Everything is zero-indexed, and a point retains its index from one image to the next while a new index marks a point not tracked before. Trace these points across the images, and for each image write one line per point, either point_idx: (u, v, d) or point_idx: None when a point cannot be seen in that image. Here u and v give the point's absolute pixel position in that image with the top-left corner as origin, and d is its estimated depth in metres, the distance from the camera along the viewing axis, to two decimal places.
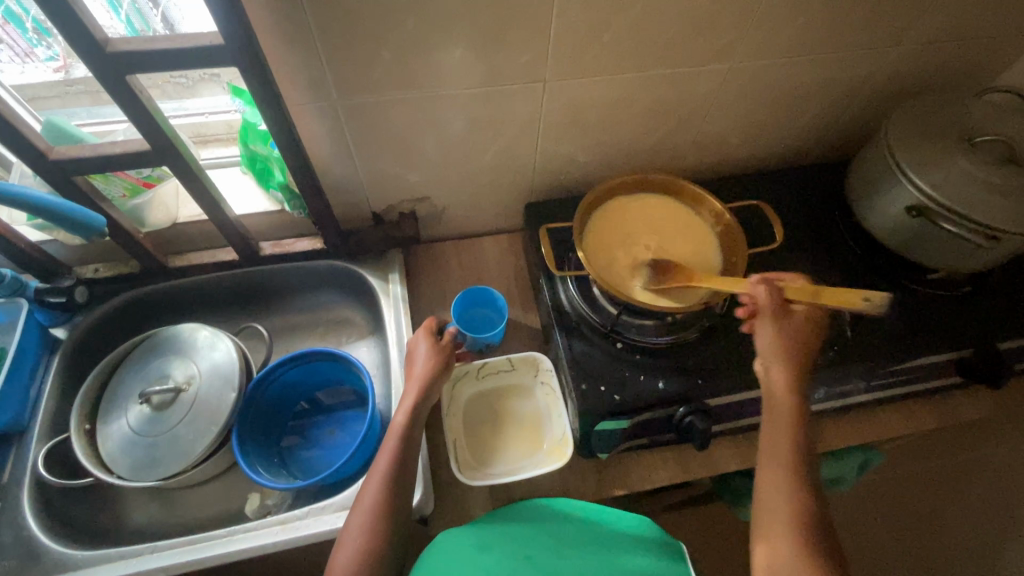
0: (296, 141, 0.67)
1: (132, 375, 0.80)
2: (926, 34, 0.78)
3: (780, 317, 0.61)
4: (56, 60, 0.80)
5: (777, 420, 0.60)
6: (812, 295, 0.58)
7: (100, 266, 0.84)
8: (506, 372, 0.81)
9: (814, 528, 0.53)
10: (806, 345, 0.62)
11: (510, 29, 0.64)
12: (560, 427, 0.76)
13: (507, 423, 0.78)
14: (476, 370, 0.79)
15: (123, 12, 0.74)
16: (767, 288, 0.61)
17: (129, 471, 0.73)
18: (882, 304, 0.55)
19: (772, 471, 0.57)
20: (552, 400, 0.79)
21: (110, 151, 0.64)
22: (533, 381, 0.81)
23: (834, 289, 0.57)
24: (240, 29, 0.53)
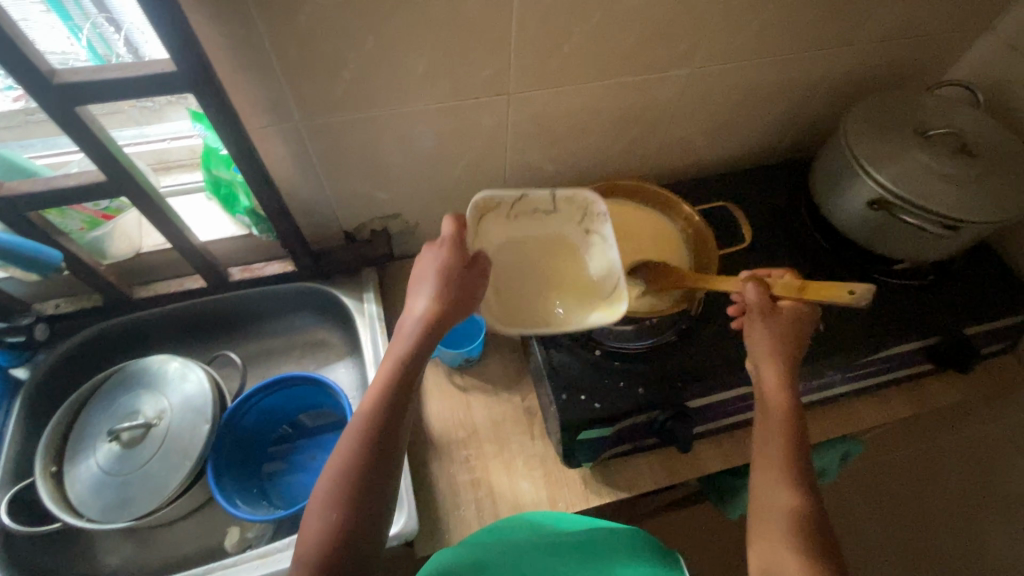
0: (258, 165, 0.66)
1: (100, 412, 0.77)
2: (876, 32, 0.80)
3: (768, 315, 0.63)
4: (15, 88, 0.75)
5: (769, 417, 0.61)
6: (798, 291, 0.60)
7: (61, 301, 0.81)
8: (546, 212, 0.72)
9: (811, 524, 0.53)
10: (795, 342, 0.64)
11: (470, 43, 0.64)
12: (610, 283, 0.69)
13: (546, 275, 0.72)
14: (509, 206, 0.69)
15: (84, 37, 0.69)
16: (755, 287, 0.62)
17: (100, 513, 0.71)
18: (866, 297, 0.55)
19: (765, 468, 0.58)
20: (602, 254, 0.71)
21: (64, 184, 0.62)
22: (577, 226, 0.73)
23: (818, 285, 0.58)
24: (193, 54, 0.52)
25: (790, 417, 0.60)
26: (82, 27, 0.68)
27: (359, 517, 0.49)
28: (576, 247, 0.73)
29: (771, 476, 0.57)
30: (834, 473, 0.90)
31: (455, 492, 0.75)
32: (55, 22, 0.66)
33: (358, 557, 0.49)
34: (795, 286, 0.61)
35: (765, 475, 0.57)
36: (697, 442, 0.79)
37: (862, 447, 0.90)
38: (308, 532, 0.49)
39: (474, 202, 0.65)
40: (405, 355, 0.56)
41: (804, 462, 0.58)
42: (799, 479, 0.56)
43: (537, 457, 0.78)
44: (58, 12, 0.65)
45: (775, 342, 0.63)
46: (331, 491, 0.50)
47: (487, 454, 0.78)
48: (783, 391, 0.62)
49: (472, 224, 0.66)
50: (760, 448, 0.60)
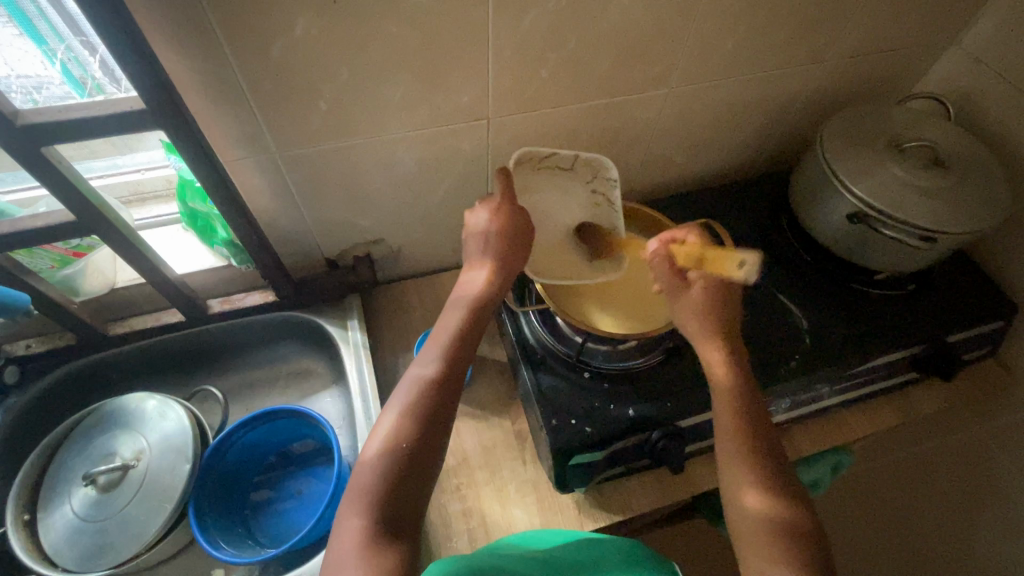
0: (234, 198, 0.64)
1: (75, 456, 0.74)
2: (846, 49, 0.81)
3: (677, 287, 0.69)
4: None
5: (720, 398, 0.62)
6: (698, 260, 0.67)
7: (33, 341, 0.78)
8: (562, 170, 0.71)
9: (786, 523, 0.52)
10: (717, 312, 0.67)
11: (446, 71, 0.64)
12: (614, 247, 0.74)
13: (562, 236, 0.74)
14: (535, 158, 0.69)
15: (59, 61, 0.66)
16: (660, 258, 0.69)
17: (76, 563, 0.68)
18: (754, 264, 0.62)
19: (727, 458, 0.58)
20: (605, 217, 0.75)
21: (32, 225, 0.60)
22: (586, 186, 0.73)
23: (713, 254, 0.66)
24: (161, 91, 0.51)
25: (739, 395, 0.61)
26: (57, 51, 0.65)
27: (414, 462, 0.49)
28: (581, 205, 0.75)
29: (736, 468, 0.57)
30: (826, 484, 0.90)
31: (446, 523, 0.73)
32: (29, 47, 0.64)
33: (411, 502, 0.48)
34: (695, 254, 0.67)
35: (732, 469, 0.57)
36: (689, 461, 0.78)
37: (852, 457, 0.90)
38: (364, 471, 0.49)
39: (522, 151, 0.66)
40: (461, 327, 0.59)
41: (767, 448, 0.57)
42: (769, 472, 0.56)
43: (529, 482, 0.77)
44: (31, 35, 0.63)
45: (698, 316, 0.67)
46: (392, 432, 0.50)
47: (479, 482, 0.77)
48: (728, 371, 0.63)
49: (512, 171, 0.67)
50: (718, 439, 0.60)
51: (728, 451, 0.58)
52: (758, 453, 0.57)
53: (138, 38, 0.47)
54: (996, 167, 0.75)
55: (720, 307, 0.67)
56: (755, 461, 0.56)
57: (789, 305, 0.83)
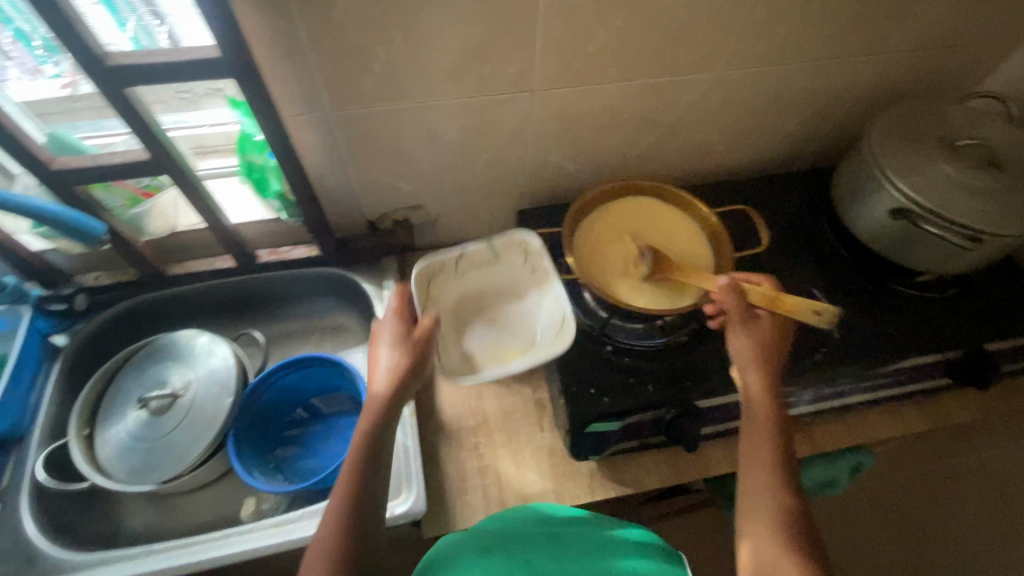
0: (291, 150, 0.69)
1: (131, 380, 0.81)
2: (905, 42, 0.79)
3: (747, 322, 0.65)
4: (63, 77, 0.74)
5: (755, 411, 0.63)
6: (773, 301, 0.65)
7: (100, 274, 0.86)
8: (492, 259, 0.82)
9: (798, 521, 0.55)
10: (776, 348, 0.66)
11: (497, 41, 0.66)
12: (561, 308, 0.76)
13: (511, 335, 0.78)
14: (453, 262, 0.80)
15: None
16: (734, 295, 0.65)
17: (126, 476, 0.75)
18: (830, 317, 0.64)
19: (751, 457, 0.61)
20: (543, 283, 0.80)
21: (111, 161, 0.65)
22: (519, 264, 0.82)
23: (792, 297, 0.64)
24: (235, 42, 0.55)
25: (773, 412, 0.63)
26: None
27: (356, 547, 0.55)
28: (523, 283, 0.81)
29: (758, 467, 0.60)
30: (845, 484, 0.89)
31: (462, 477, 0.77)
32: None
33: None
34: (771, 294, 0.65)
35: (751, 464, 0.60)
36: (705, 444, 0.79)
37: (873, 460, 0.88)
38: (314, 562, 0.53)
39: (416, 272, 0.77)
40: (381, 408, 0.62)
41: (790, 459, 0.60)
42: (785, 473, 0.59)
43: (545, 449, 0.79)
44: None
45: (750, 349, 0.65)
46: (334, 523, 0.55)
47: (496, 443, 0.80)
48: (767, 393, 0.64)
49: (422, 292, 0.77)
50: (744, 445, 0.62)
51: (758, 452, 0.61)
52: (779, 460, 0.60)
53: None
54: None
55: (775, 343, 0.66)
56: (777, 466, 0.59)
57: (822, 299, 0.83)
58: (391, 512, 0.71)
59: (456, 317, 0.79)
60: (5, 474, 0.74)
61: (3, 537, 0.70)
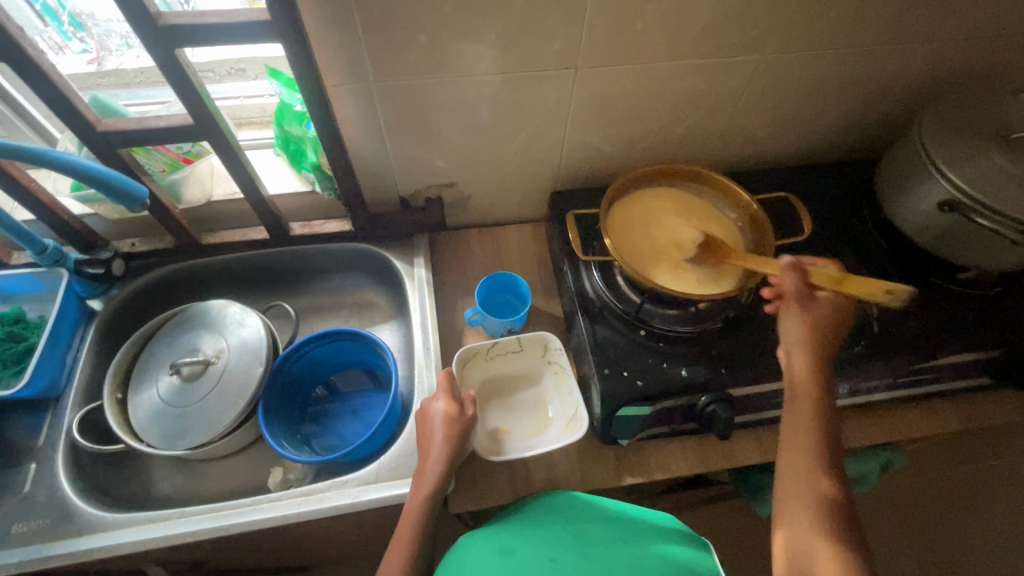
0: (332, 121, 0.68)
1: (164, 347, 0.82)
2: (963, 29, 0.77)
3: (805, 303, 0.64)
4: (90, 52, 0.83)
5: (801, 393, 0.62)
6: (838, 282, 0.63)
7: (137, 241, 0.86)
8: (514, 351, 0.82)
9: (840, 511, 0.55)
10: (831, 331, 0.64)
11: (546, 14, 0.65)
12: (572, 405, 0.77)
13: (532, 420, 0.79)
14: (485, 351, 0.80)
15: None
16: (795, 275, 0.63)
17: (158, 440, 0.75)
18: (902, 296, 0.62)
19: (794, 443, 0.60)
20: (564, 382, 0.80)
21: (155, 126, 0.65)
22: (541, 361, 0.82)
23: (861, 280, 0.62)
24: (287, 5, 0.54)
25: (820, 396, 0.61)
26: None
27: None
28: (541, 376, 0.82)
29: (800, 455, 0.59)
30: (873, 482, 0.88)
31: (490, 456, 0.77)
32: None
33: None
34: (836, 275, 0.63)
35: (793, 450, 0.60)
36: (735, 433, 0.78)
37: (903, 458, 0.87)
38: None
39: (457, 357, 0.78)
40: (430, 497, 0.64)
41: (834, 446, 0.59)
42: (827, 461, 0.58)
43: None
44: None
45: (806, 330, 0.63)
46: None
47: None
48: (813, 378, 0.62)
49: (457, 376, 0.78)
50: (786, 428, 0.62)
51: (798, 441, 0.60)
52: (823, 448, 0.59)
53: None
54: None
55: (832, 327, 0.64)
56: (819, 451, 0.59)
57: None
58: None
59: (482, 405, 0.79)
60: (42, 432, 0.75)
61: (40, 494, 0.71)
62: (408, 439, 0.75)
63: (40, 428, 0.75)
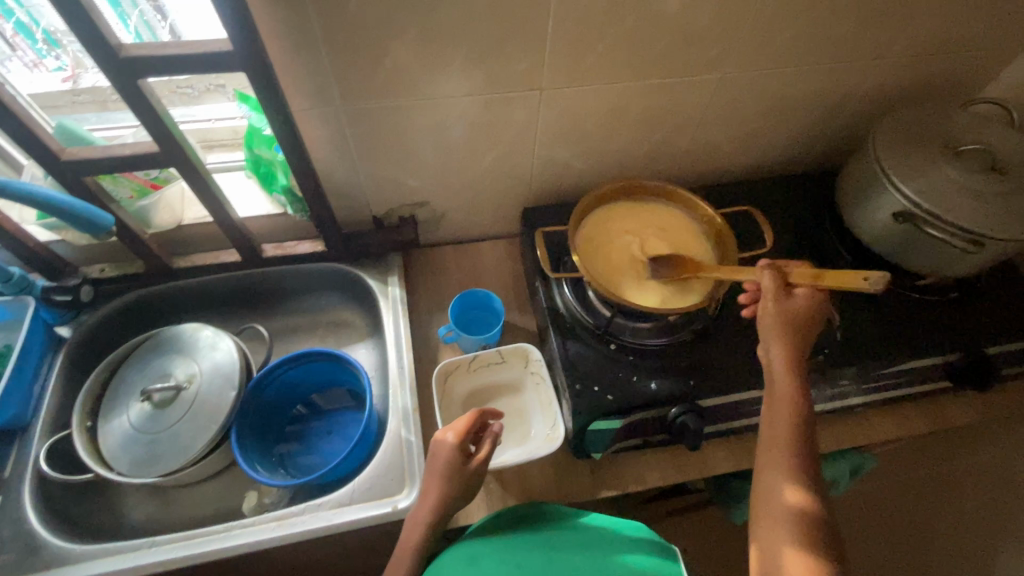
0: (299, 145, 0.69)
1: (135, 372, 0.81)
2: (911, 46, 0.80)
3: (783, 300, 0.64)
4: (64, 70, 0.82)
5: (776, 402, 0.61)
6: (815, 277, 0.62)
7: (106, 266, 0.85)
8: (497, 362, 0.82)
9: (815, 518, 0.54)
10: (806, 327, 0.63)
11: (507, 39, 0.67)
12: (551, 415, 0.78)
13: (513, 430, 0.79)
14: (466, 364, 0.81)
15: (131, 24, 0.75)
16: (770, 272, 0.64)
17: (128, 468, 0.75)
18: (881, 284, 0.57)
19: (770, 462, 0.59)
20: (544, 394, 0.80)
21: (120, 153, 0.66)
22: (524, 371, 0.83)
23: (836, 272, 0.60)
24: (248, 34, 0.55)
25: (796, 404, 0.61)
26: (130, 14, 0.74)
27: None
28: (524, 387, 0.83)
29: (774, 467, 0.58)
30: (844, 486, 0.90)
31: None
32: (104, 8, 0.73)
33: None
34: (811, 272, 0.63)
35: (771, 470, 0.58)
36: (707, 443, 0.80)
37: (873, 462, 0.89)
38: None
39: (438, 369, 0.78)
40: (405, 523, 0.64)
41: (812, 463, 0.58)
42: (803, 467, 0.58)
43: None
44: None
45: (782, 329, 0.63)
46: None
47: None
48: (793, 379, 0.62)
49: (438, 387, 0.79)
50: (763, 448, 0.61)
51: (774, 445, 0.59)
52: (798, 458, 0.58)
53: None
54: None
55: (810, 321, 0.63)
56: (794, 456, 0.58)
57: (823, 300, 0.83)
58: (393, 507, 0.70)
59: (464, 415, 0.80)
60: (7, 464, 0.73)
61: (5, 528, 0.69)
62: (383, 460, 0.75)
63: (5, 460, 0.74)
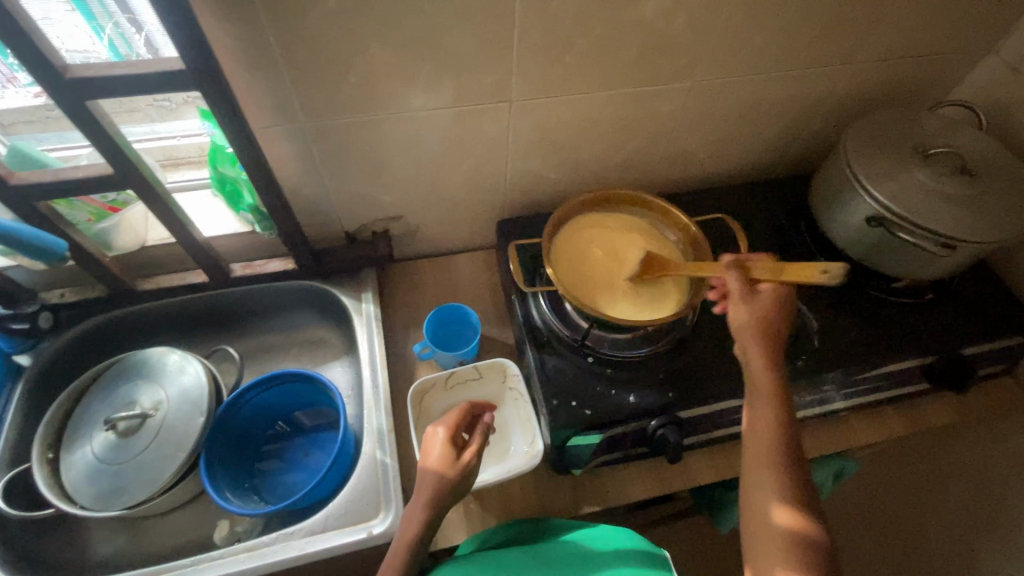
0: (263, 163, 0.67)
1: (99, 400, 0.78)
2: (879, 51, 0.80)
3: (749, 299, 0.62)
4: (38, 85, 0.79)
5: (758, 409, 0.60)
6: (777, 272, 0.61)
7: (66, 291, 0.83)
8: (474, 379, 0.81)
9: (806, 530, 0.53)
10: (775, 323, 0.62)
11: (473, 51, 0.65)
12: (530, 431, 0.76)
13: (493, 448, 0.77)
14: (442, 381, 0.79)
15: (106, 36, 0.72)
16: (734, 272, 0.63)
17: (92, 501, 0.72)
18: (839, 274, 0.55)
19: (758, 479, 0.57)
20: (522, 410, 0.79)
21: (73, 176, 0.63)
22: (502, 387, 0.81)
23: (794, 265, 0.59)
24: (200, 52, 0.53)
25: (778, 409, 0.59)
26: (105, 27, 0.71)
27: None
28: (503, 403, 0.81)
29: (761, 477, 0.57)
30: (829, 490, 0.90)
31: None
32: (79, 21, 0.70)
33: None
34: (775, 266, 0.61)
35: (757, 484, 0.57)
36: (689, 454, 0.79)
37: (856, 466, 0.89)
38: None
39: (413, 389, 0.76)
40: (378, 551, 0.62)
41: (800, 476, 0.56)
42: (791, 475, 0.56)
43: None
44: (82, 11, 0.69)
45: (752, 328, 0.61)
46: None
47: None
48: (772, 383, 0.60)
49: (415, 409, 0.77)
50: (749, 465, 0.59)
51: (759, 454, 0.58)
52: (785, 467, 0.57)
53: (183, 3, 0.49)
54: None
55: (777, 318, 0.62)
56: (780, 465, 0.57)
57: (801, 306, 0.83)
58: (368, 533, 0.68)
59: None
60: None
61: None
62: (357, 483, 0.73)
63: None
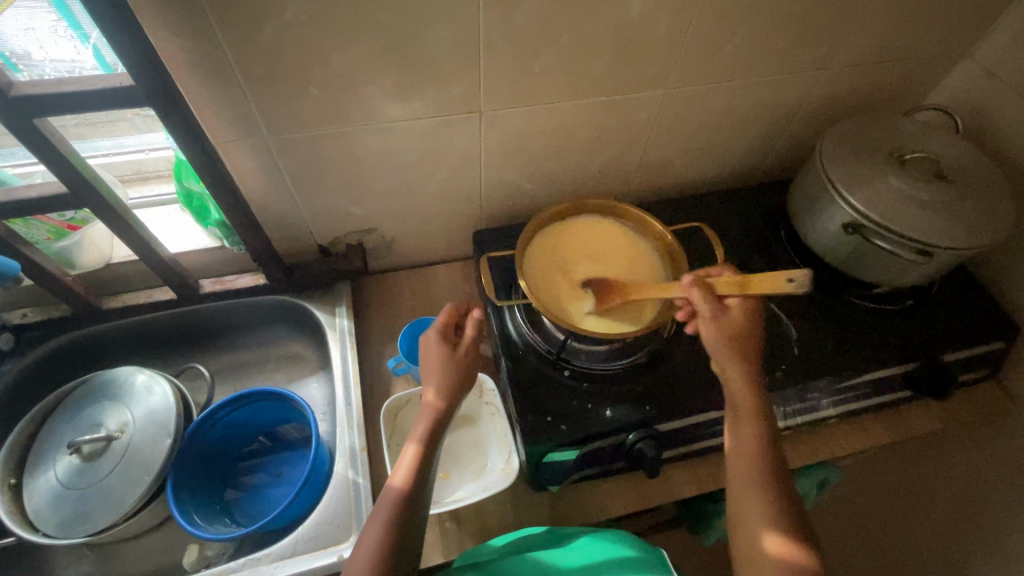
0: (224, 178, 0.65)
1: (63, 423, 0.76)
2: (854, 56, 0.80)
3: (717, 315, 0.60)
4: None
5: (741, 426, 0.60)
6: (740, 287, 0.57)
7: (29, 311, 0.81)
8: None
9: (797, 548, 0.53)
10: (748, 336, 0.62)
11: (437, 61, 0.64)
12: (507, 447, 0.75)
13: (470, 464, 0.76)
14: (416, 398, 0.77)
15: (91, 43, 0.63)
16: (698, 290, 0.59)
17: (55, 528, 0.70)
18: (805, 283, 0.50)
19: (746, 500, 0.56)
20: (499, 425, 0.77)
21: (26, 195, 0.61)
22: (479, 402, 0.80)
23: (758, 278, 0.54)
24: (149, 68, 0.52)
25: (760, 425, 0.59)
26: (91, 35, 0.62)
27: None
28: (480, 418, 0.80)
29: (750, 498, 0.56)
30: (813, 499, 0.90)
31: None
32: (63, 30, 0.61)
33: None
34: (736, 281, 0.57)
35: (745, 505, 0.56)
36: (670, 467, 0.77)
37: (840, 474, 0.89)
38: None
39: (386, 406, 0.74)
40: None
41: (785, 492, 0.56)
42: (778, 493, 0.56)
43: None
44: (67, 20, 0.60)
45: (726, 344, 0.61)
46: None
47: None
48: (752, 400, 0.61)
49: (389, 427, 0.75)
50: (734, 487, 0.58)
51: (744, 473, 0.57)
52: (771, 484, 0.56)
53: (127, 17, 0.48)
54: (1001, 182, 0.73)
55: (749, 330, 0.62)
56: (768, 484, 0.56)
57: (780, 315, 0.82)
58: (338, 557, 0.67)
59: None
60: None
61: None
62: (330, 504, 0.72)
63: None
